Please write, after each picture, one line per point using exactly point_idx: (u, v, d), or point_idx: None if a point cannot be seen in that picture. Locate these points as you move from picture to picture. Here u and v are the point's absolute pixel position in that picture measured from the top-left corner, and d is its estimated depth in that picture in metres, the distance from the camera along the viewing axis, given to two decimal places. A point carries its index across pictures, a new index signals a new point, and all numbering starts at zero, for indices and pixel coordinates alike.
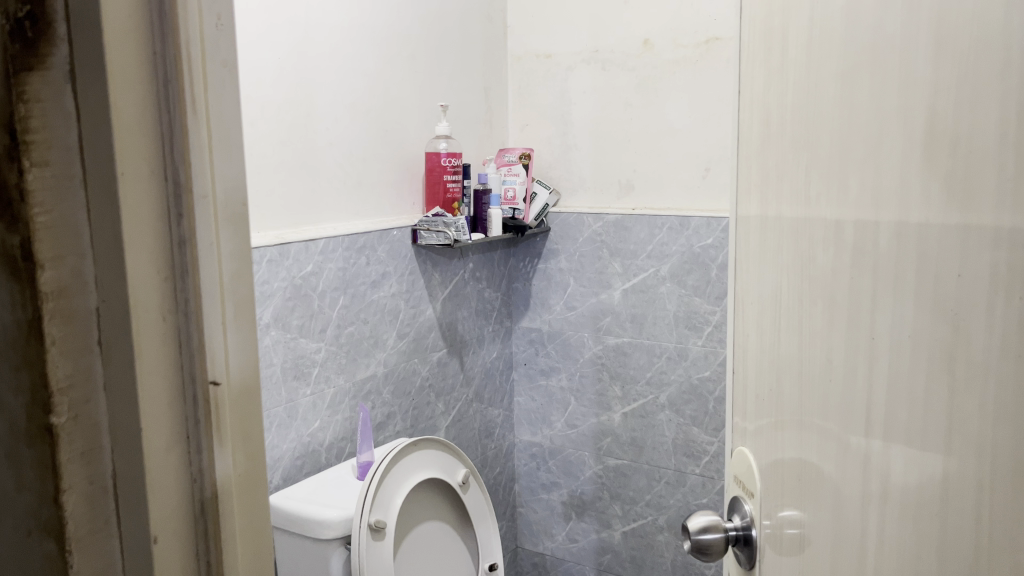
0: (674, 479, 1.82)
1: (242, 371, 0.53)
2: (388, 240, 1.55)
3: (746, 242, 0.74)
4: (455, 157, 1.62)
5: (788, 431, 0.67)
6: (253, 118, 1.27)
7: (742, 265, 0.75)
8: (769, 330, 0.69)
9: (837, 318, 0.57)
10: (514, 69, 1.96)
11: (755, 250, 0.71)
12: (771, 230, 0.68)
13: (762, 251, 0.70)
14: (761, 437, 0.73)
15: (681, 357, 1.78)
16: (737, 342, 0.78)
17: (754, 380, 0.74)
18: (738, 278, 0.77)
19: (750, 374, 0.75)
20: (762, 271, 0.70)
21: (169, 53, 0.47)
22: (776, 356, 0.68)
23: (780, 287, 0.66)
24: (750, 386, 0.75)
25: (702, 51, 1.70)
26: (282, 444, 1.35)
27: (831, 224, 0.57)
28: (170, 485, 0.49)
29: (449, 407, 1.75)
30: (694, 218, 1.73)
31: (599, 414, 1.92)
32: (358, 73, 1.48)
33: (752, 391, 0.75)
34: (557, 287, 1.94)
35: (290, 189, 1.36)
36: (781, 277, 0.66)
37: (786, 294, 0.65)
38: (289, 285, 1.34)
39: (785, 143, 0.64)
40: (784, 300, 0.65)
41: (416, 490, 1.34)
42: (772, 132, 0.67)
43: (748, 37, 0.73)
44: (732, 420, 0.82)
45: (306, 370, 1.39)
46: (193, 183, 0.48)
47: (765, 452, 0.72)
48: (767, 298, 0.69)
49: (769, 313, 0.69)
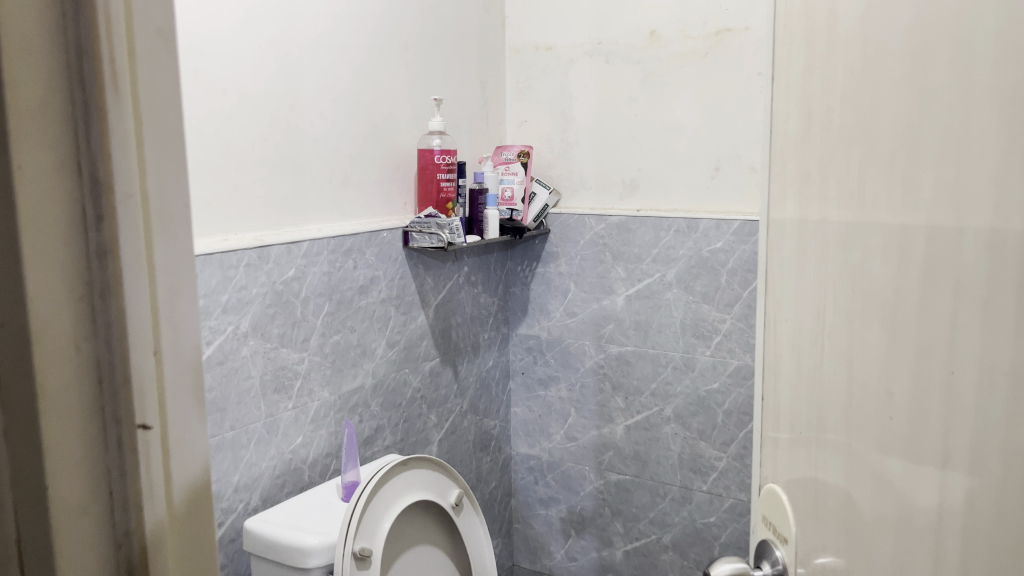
0: (679, 495, 1.73)
1: (179, 408, 0.43)
2: (377, 243, 1.45)
3: (779, 250, 0.64)
4: (449, 154, 1.53)
5: (830, 471, 0.57)
6: (230, 111, 1.18)
7: (775, 276, 0.66)
8: (809, 353, 0.60)
9: (900, 342, 0.47)
10: (513, 62, 1.86)
11: (791, 261, 0.62)
12: (811, 237, 0.58)
13: (800, 262, 0.60)
14: (795, 474, 0.64)
15: (688, 367, 1.69)
16: (767, 363, 0.69)
17: (788, 409, 0.65)
18: (770, 292, 0.67)
19: (784, 401, 0.65)
20: (800, 284, 0.61)
21: (84, 16, 0.37)
22: (817, 385, 0.59)
23: (823, 303, 0.57)
24: (783, 415, 0.66)
25: (712, 44, 1.61)
26: (261, 461, 1.26)
27: (892, 230, 0.48)
28: (87, 554, 0.39)
29: (442, 419, 1.66)
30: (703, 220, 1.63)
31: (600, 426, 1.82)
32: (346, 64, 1.38)
33: (786, 420, 0.65)
34: (556, 293, 1.84)
35: (272, 189, 1.26)
36: (824, 291, 0.57)
37: (832, 312, 0.56)
38: (268, 290, 1.24)
39: (831, 135, 0.55)
40: (828, 318, 0.56)
41: (406, 513, 1.25)
42: (814, 122, 0.57)
43: (784, 14, 0.64)
44: (759, 452, 0.72)
45: (288, 383, 1.29)
46: (115, 180, 0.38)
47: (800, 492, 0.63)
48: (806, 315, 0.60)
49: (809, 333, 0.60)
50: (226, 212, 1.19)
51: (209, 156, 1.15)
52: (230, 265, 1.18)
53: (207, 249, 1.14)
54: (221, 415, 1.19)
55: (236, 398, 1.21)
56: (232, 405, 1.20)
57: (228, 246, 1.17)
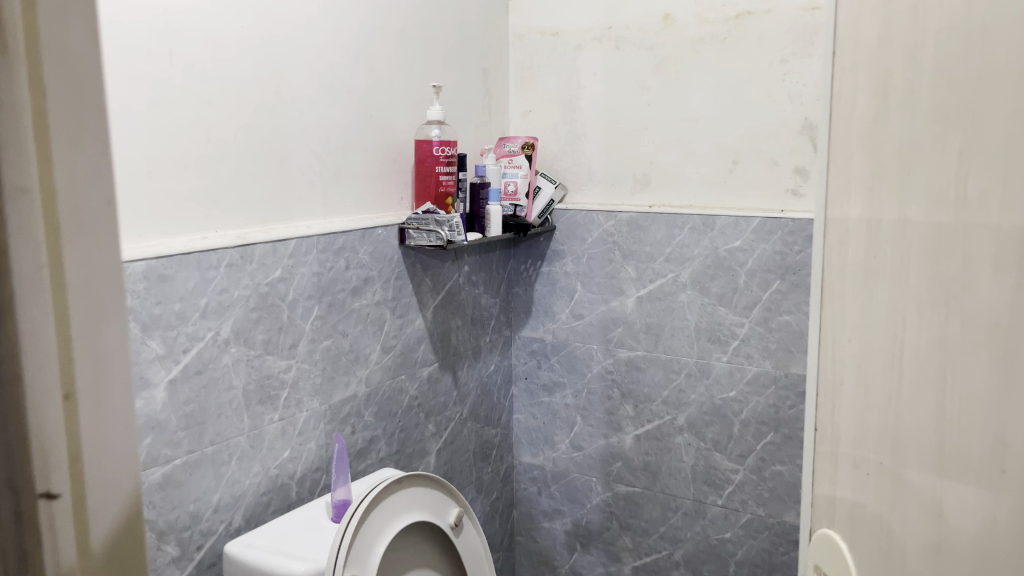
0: (692, 510, 1.59)
1: (105, 482, 0.32)
2: (372, 240, 1.35)
3: (840, 255, 0.55)
4: (448, 146, 1.42)
5: (906, 519, 0.48)
6: (211, 96, 1.08)
7: (834, 288, 0.56)
8: (881, 381, 0.50)
9: (1015, 374, 0.38)
10: (517, 48, 1.71)
11: (859, 269, 0.52)
12: (886, 242, 0.49)
13: (871, 271, 0.51)
14: (858, 519, 0.54)
15: (703, 374, 1.54)
16: (821, 388, 0.59)
17: (851, 444, 0.55)
18: (826, 305, 0.58)
19: (845, 431, 0.56)
20: (871, 297, 0.51)
21: None
22: (893, 416, 0.49)
23: (904, 322, 0.48)
24: (843, 447, 0.56)
25: (731, 28, 1.44)
26: (244, 478, 1.16)
27: (1004, 233, 0.38)
28: None
29: (440, 428, 1.56)
30: (721, 217, 1.48)
31: (608, 436, 1.68)
32: (337, 48, 1.28)
33: (847, 455, 0.55)
34: (562, 293, 1.71)
35: (258, 183, 1.16)
36: (906, 306, 0.47)
37: (916, 330, 0.46)
38: (252, 293, 1.15)
39: (918, 120, 0.45)
40: (910, 342, 0.47)
41: (403, 536, 1.15)
42: (892, 106, 0.48)
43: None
44: (810, 489, 0.62)
45: (274, 393, 1.20)
46: (6, 169, 0.27)
47: (867, 534, 0.53)
48: (879, 334, 0.50)
49: (882, 357, 0.50)
50: (206, 208, 1.09)
51: (187, 146, 1.06)
52: (209, 265, 1.08)
53: (183, 248, 1.04)
54: (200, 429, 1.09)
55: (217, 411, 1.11)
56: (212, 418, 1.11)
57: (207, 245, 1.07)
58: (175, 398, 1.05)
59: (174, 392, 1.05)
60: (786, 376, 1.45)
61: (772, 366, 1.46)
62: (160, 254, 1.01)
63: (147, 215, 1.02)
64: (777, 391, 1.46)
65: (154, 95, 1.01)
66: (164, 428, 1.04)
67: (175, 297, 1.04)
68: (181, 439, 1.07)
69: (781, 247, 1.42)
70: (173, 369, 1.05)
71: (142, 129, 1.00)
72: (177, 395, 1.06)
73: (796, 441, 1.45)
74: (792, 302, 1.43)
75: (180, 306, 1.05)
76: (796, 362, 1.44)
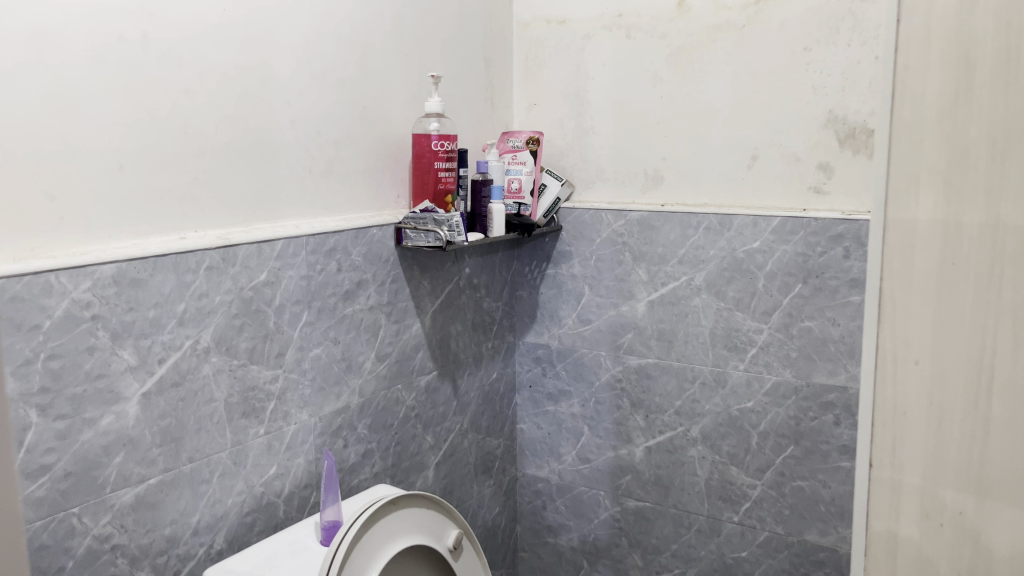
0: (706, 527, 1.50)
1: None
2: (365, 240, 1.27)
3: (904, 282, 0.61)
4: (448, 140, 1.32)
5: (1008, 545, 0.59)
6: (191, 86, 1.00)
7: (900, 287, 0.61)
8: (963, 402, 0.59)
9: None
10: (521, 38, 1.62)
11: (911, 281, 0.61)
12: (951, 245, 0.58)
13: (946, 305, 0.59)
14: (927, 534, 0.62)
15: (718, 384, 1.45)
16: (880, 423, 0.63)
17: (921, 469, 0.62)
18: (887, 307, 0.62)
19: (907, 455, 0.62)
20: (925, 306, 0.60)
21: None
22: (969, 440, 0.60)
23: (977, 334, 0.58)
24: (912, 475, 0.62)
25: (750, 15, 1.35)
26: (227, 497, 1.08)
27: None
28: None
29: (439, 440, 1.47)
30: (738, 216, 1.39)
31: (617, 447, 1.60)
32: (329, 35, 1.19)
33: (907, 478, 0.62)
34: (568, 297, 1.62)
35: (241, 179, 1.08)
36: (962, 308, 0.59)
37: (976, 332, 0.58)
38: (235, 298, 1.06)
39: (982, 138, 0.56)
40: (973, 347, 0.59)
41: (398, 562, 1.07)
42: (956, 105, 0.57)
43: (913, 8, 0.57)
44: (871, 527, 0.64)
45: (259, 406, 1.11)
46: None
47: (940, 554, 0.61)
48: (933, 339, 0.60)
49: (959, 371, 0.59)
50: (184, 206, 1.01)
51: (163, 139, 0.97)
52: (187, 268, 1.00)
53: (159, 250, 0.96)
54: (177, 446, 1.01)
55: (196, 425, 1.03)
56: (190, 433, 1.02)
57: (184, 246, 0.99)
58: (149, 412, 0.97)
59: (148, 405, 0.97)
60: (808, 387, 1.36)
61: (793, 375, 1.37)
62: (132, 256, 0.93)
63: (118, 214, 0.93)
64: (798, 402, 1.37)
65: (127, 84, 0.93)
66: (136, 446, 0.96)
67: (149, 302, 0.96)
68: (156, 457, 0.98)
69: (803, 249, 1.33)
70: (147, 382, 0.96)
71: (112, 120, 0.92)
72: (151, 409, 0.97)
73: (817, 456, 1.36)
74: (814, 307, 1.34)
75: (154, 312, 0.96)
76: (818, 372, 1.34)
